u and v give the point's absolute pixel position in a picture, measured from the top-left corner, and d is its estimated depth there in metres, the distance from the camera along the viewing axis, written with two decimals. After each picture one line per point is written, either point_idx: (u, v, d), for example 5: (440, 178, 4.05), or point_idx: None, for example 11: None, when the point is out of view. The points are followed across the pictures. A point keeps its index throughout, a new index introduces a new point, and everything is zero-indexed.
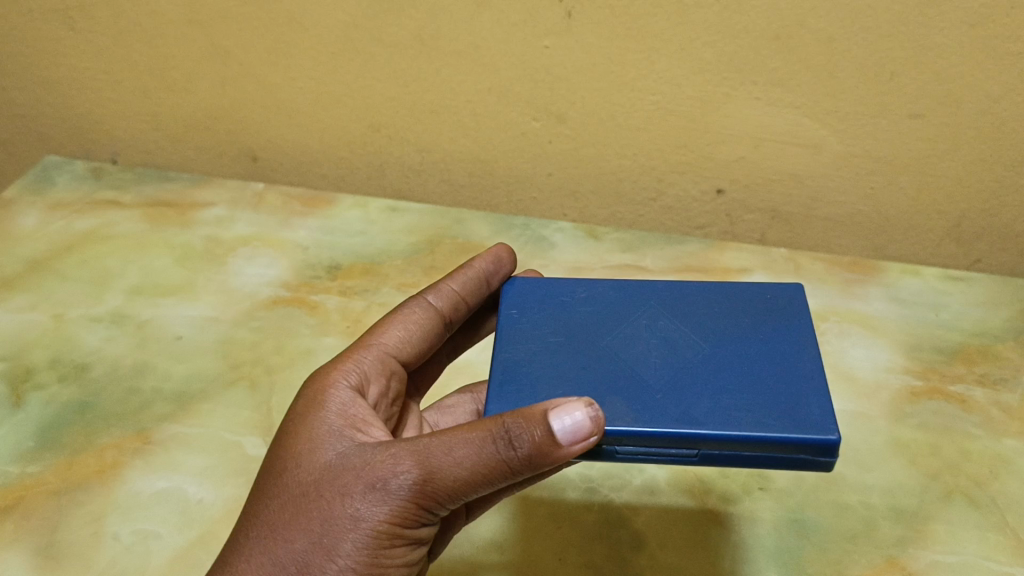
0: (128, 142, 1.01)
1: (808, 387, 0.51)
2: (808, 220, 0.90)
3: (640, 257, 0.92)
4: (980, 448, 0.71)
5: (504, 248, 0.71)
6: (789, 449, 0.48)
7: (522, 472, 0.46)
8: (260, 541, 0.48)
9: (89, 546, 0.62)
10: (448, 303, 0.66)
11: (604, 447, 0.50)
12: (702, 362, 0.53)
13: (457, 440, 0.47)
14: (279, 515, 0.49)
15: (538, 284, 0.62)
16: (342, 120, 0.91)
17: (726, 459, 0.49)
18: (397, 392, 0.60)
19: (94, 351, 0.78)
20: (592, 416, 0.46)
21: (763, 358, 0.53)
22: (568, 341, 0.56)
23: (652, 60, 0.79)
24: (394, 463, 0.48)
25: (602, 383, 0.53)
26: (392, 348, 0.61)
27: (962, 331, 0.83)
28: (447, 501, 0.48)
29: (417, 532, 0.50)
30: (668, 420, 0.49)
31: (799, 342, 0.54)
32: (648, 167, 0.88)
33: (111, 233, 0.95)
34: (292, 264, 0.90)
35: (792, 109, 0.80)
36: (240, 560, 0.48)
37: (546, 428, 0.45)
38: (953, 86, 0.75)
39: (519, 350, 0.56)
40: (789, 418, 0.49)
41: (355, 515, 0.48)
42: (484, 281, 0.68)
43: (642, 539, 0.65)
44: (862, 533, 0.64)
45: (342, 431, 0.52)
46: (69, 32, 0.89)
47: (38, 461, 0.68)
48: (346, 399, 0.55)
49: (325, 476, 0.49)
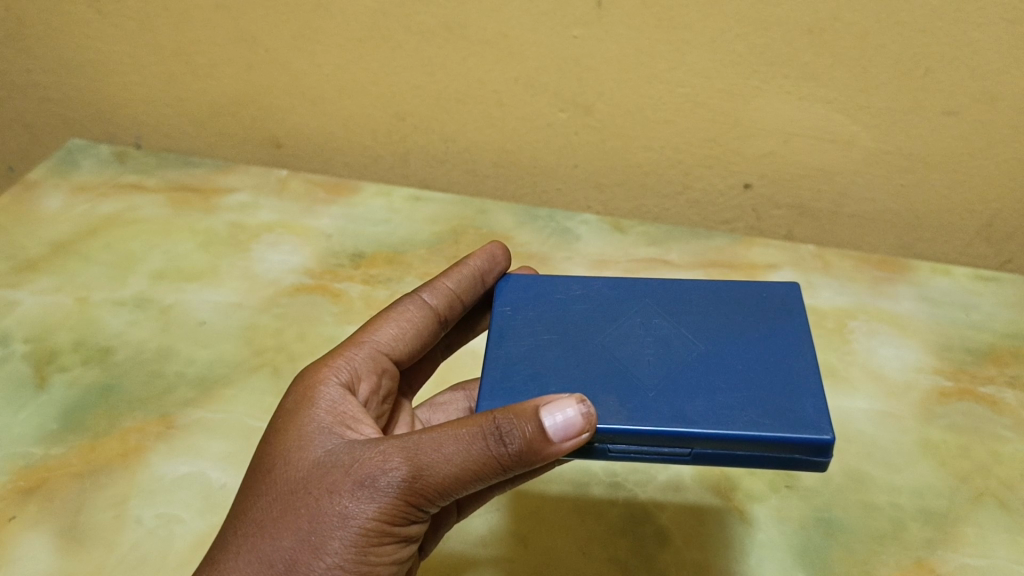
0: (151, 127, 1.00)
1: (804, 385, 0.50)
2: (835, 216, 0.90)
3: (666, 250, 0.91)
4: (1010, 451, 0.70)
5: (499, 245, 0.69)
6: (782, 449, 0.48)
7: (512, 469, 0.46)
8: (247, 539, 0.47)
9: (112, 529, 0.62)
10: (444, 301, 0.65)
11: (596, 445, 0.49)
12: (696, 359, 0.53)
13: (447, 436, 0.47)
14: (267, 513, 0.48)
15: (532, 279, 0.61)
16: (367, 108, 0.90)
17: (719, 457, 0.49)
18: (388, 390, 0.60)
19: (118, 334, 0.78)
20: (584, 412, 0.46)
21: (758, 357, 0.52)
22: (561, 337, 0.56)
23: (682, 52, 0.78)
24: (383, 460, 0.47)
25: (596, 380, 0.52)
26: (384, 346, 0.61)
27: (992, 332, 0.82)
28: (437, 498, 0.48)
29: (406, 530, 0.49)
30: (663, 418, 0.49)
31: (794, 340, 0.53)
32: (676, 160, 0.87)
33: (135, 217, 0.95)
34: (316, 251, 0.90)
35: (823, 104, 0.79)
36: (228, 559, 0.47)
37: (537, 424, 0.45)
38: (989, 83, 0.74)
39: (512, 347, 0.55)
40: (783, 417, 0.48)
41: (343, 512, 0.47)
42: (480, 280, 0.67)
43: (667, 535, 0.64)
44: (891, 534, 0.63)
45: (332, 428, 0.52)
46: (95, 16, 0.89)
47: (61, 444, 0.68)
48: (335, 396, 0.54)
49: (314, 474, 0.49)
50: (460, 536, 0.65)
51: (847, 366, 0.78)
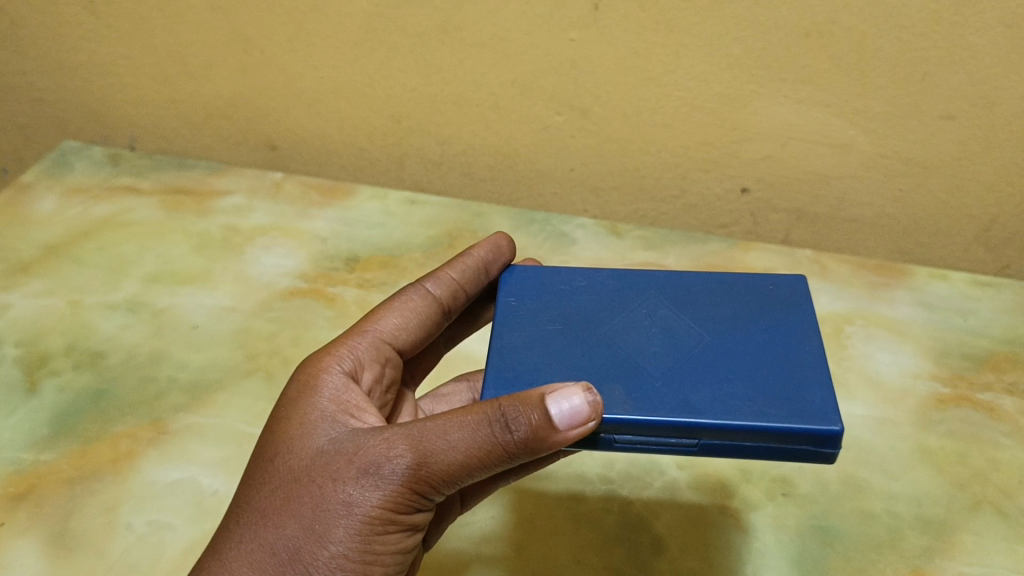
0: (145, 129, 1.00)
1: (811, 376, 0.50)
2: (833, 221, 0.89)
3: (663, 255, 0.91)
4: (1008, 457, 0.69)
5: (504, 236, 0.68)
6: (788, 440, 0.47)
7: (518, 456, 0.45)
8: (250, 528, 0.47)
9: (103, 535, 0.61)
10: (447, 291, 0.64)
11: (601, 435, 0.49)
12: (702, 350, 0.52)
13: (452, 424, 0.46)
14: (270, 501, 0.47)
15: (536, 271, 0.60)
16: (362, 110, 0.90)
17: (725, 449, 0.48)
18: (391, 379, 0.60)
19: (110, 338, 0.78)
20: (590, 401, 0.46)
21: (765, 348, 0.52)
22: (566, 328, 0.55)
23: (679, 55, 0.77)
24: (388, 447, 0.47)
25: (601, 371, 0.51)
26: (387, 336, 0.60)
27: (990, 338, 0.82)
28: (442, 486, 0.47)
29: (412, 518, 0.49)
30: (668, 409, 0.48)
31: (801, 331, 0.53)
32: (672, 164, 0.87)
33: (129, 219, 0.94)
34: (311, 255, 0.89)
35: (820, 107, 0.79)
36: (231, 548, 0.46)
37: (543, 412, 0.45)
38: (987, 87, 0.74)
39: (516, 337, 0.55)
40: (790, 408, 0.48)
41: (348, 500, 0.46)
42: (483, 270, 0.66)
43: (662, 543, 0.63)
44: (887, 542, 0.63)
45: (335, 417, 0.51)
46: (89, 17, 0.88)
47: (51, 449, 0.67)
48: (338, 385, 0.54)
49: (318, 462, 0.48)
50: (457, 538, 0.64)
51: (843, 372, 0.77)
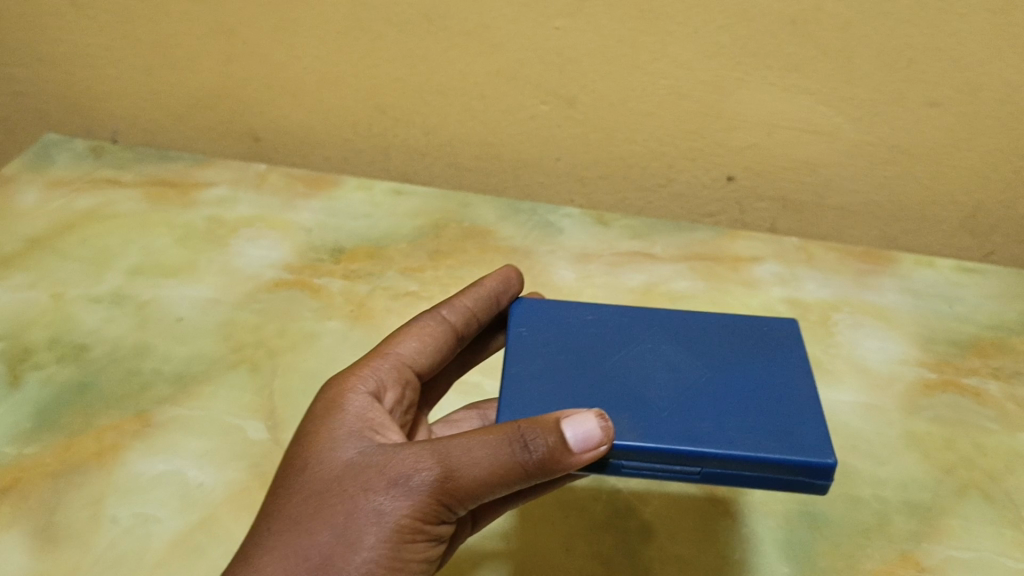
0: (129, 121, 0.99)
1: (812, 413, 0.50)
2: (819, 209, 0.90)
3: (650, 244, 0.90)
4: (995, 443, 0.70)
5: (514, 270, 0.68)
6: (788, 472, 0.47)
7: (543, 473, 0.45)
8: (280, 536, 0.46)
9: (88, 528, 0.60)
10: (461, 318, 0.63)
11: (610, 461, 0.49)
12: (707, 384, 0.52)
13: (480, 440, 0.46)
14: (301, 509, 0.47)
15: (543, 302, 0.59)
16: (347, 101, 0.90)
17: (726, 479, 0.48)
18: (410, 403, 0.59)
19: (94, 331, 0.77)
20: (603, 425, 0.46)
21: (767, 385, 0.52)
22: (573, 358, 0.54)
23: (665, 44, 0.78)
24: (417, 461, 0.47)
25: (608, 398, 0.51)
26: (407, 359, 0.59)
27: (976, 324, 0.82)
28: (470, 501, 0.47)
29: (439, 532, 0.48)
30: (672, 437, 0.48)
31: (801, 372, 0.53)
32: (660, 153, 0.87)
33: (112, 212, 0.92)
34: (296, 246, 0.88)
35: (808, 95, 0.79)
36: (259, 556, 0.46)
37: (559, 434, 0.45)
38: (975, 73, 0.75)
39: (524, 362, 0.54)
40: (789, 441, 0.48)
41: (378, 510, 0.46)
42: (495, 301, 0.65)
43: (651, 530, 0.63)
44: (875, 527, 0.63)
45: (361, 432, 0.51)
46: (69, 8, 0.88)
47: (35, 443, 0.66)
48: (363, 402, 0.53)
49: (347, 474, 0.48)
50: None
51: (831, 359, 0.77)
